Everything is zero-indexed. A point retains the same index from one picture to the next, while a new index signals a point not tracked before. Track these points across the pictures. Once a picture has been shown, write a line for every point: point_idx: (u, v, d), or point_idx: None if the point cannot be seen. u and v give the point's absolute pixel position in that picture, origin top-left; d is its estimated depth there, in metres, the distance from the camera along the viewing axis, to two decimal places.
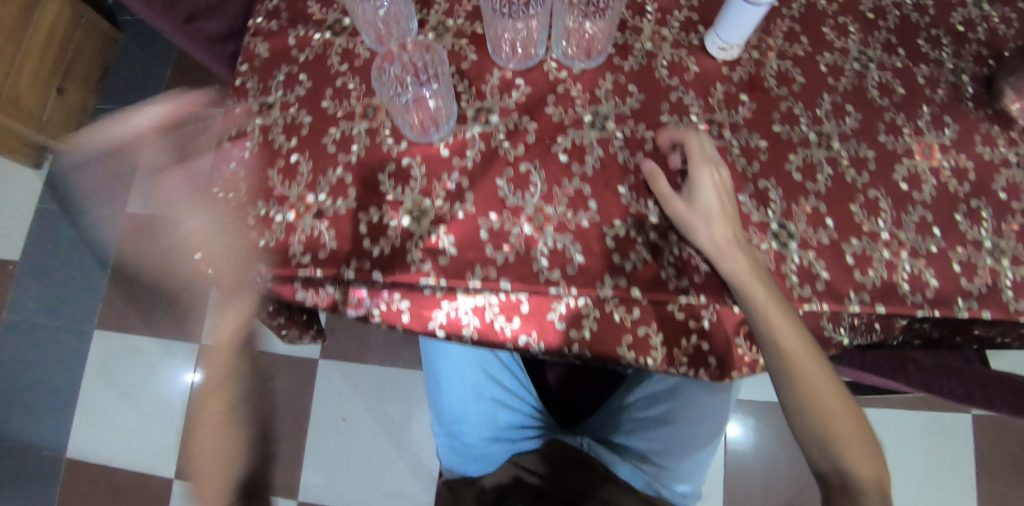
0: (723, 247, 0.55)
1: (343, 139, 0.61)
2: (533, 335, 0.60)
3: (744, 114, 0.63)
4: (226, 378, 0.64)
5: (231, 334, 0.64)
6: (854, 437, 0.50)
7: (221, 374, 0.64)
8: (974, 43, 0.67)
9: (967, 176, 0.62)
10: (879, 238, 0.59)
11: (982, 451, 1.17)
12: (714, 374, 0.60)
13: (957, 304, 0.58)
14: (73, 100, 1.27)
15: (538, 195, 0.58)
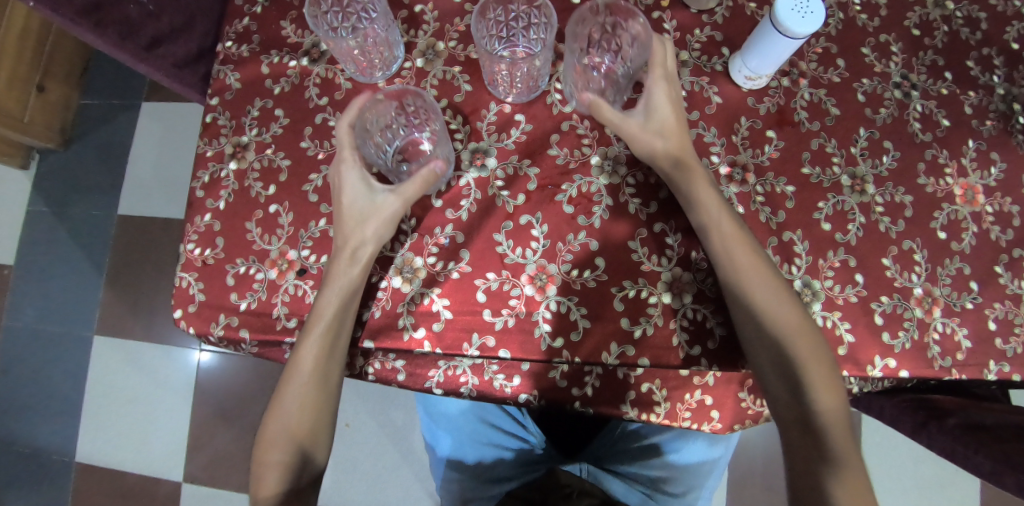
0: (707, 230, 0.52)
1: (342, 185, 0.54)
2: (535, 394, 0.56)
3: (770, 154, 0.57)
4: (309, 382, 0.53)
5: (322, 341, 0.51)
6: (832, 417, 0.51)
7: (307, 374, 0.53)
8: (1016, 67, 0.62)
9: (1011, 222, 0.59)
10: (911, 296, 0.56)
11: None
12: (717, 426, 0.58)
13: (988, 367, 0.56)
14: (55, 97, 1.22)
15: (540, 253, 0.53)
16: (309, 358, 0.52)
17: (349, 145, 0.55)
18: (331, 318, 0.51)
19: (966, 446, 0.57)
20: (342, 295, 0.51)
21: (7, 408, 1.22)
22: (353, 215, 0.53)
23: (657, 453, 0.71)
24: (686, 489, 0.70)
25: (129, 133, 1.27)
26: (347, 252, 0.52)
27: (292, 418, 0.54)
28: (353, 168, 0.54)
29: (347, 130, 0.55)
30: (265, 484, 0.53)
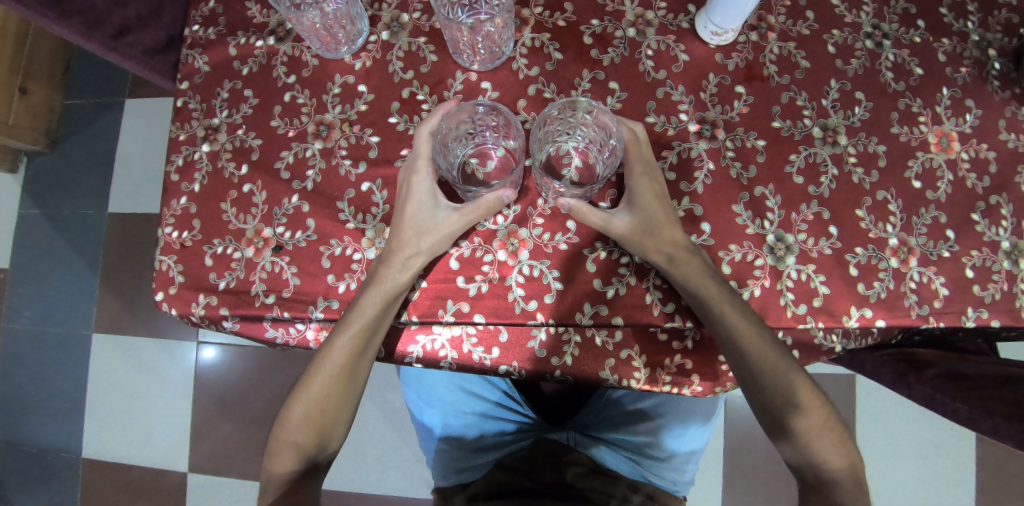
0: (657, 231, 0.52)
1: (410, 193, 0.54)
2: (515, 364, 0.56)
3: (739, 110, 0.57)
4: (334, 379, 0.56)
5: (355, 343, 0.53)
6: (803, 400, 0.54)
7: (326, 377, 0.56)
8: (991, 11, 0.61)
9: (988, 169, 0.58)
10: (886, 246, 0.56)
11: None
12: (697, 391, 0.56)
13: (965, 314, 0.56)
14: (38, 99, 1.22)
15: (511, 218, 0.53)
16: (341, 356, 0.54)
17: (424, 154, 0.54)
18: (365, 325, 0.52)
19: (944, 393, 0.57)
20: (379, 302, 0.52)
21: (12, 409, 1.24)
22: (413, 229, 0.52)
23: (641, 418, 0.72)
24: (670, 454, 0.71)
25: (114, 132, 1.27)
26: (392, 259, 0.52)
27: (309, 411, 0.56)
28: (424, 177, 0.53)
29: (432, 140, 0.53)
30: (281, 461, 0.56)
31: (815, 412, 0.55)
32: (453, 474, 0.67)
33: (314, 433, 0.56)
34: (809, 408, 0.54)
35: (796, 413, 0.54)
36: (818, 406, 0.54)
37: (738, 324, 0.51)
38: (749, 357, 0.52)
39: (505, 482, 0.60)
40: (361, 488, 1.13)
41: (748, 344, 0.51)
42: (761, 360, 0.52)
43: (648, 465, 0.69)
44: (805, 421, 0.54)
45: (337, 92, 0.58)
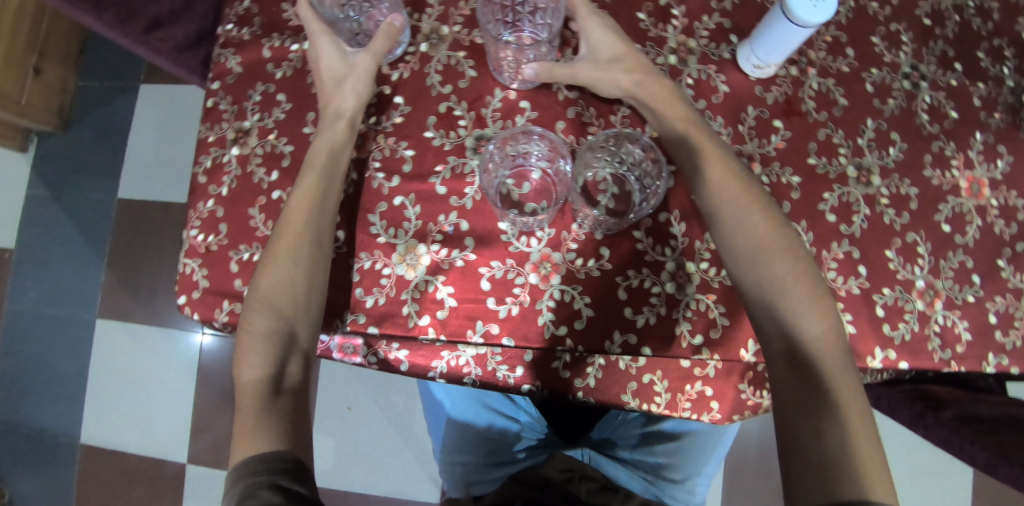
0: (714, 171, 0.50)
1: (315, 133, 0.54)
2: (537, 384, 0.57)
3: (776, 144, 0.57)
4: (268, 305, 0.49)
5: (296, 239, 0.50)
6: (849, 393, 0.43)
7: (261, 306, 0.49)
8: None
9: (1016, 216, 0.59)
10: (913, 288, 0.56)
11: None
12: (716, 417, 0.59)
13: (986, 359, 0.57)
14: (52, 79, 1.21)
15: (545, 241, 0.53)
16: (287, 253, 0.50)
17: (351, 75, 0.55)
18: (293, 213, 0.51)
19: (961, 437, 0.57)
20: (311, 197, 0.51)
21: (9, 390, 1.23)
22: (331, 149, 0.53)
23: (657, 440, 0.71)
24: (685, 476, 0.70)
25: (127, 116, 1.26)
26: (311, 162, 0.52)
27: (263, 320, 0.48)
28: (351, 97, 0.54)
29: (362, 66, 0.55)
30: (248, 368, 0.47)
31: (832, 354, 0.45)
32: (466, 486, 0.68)
33: (268, 352, 0.47)
34: (827, 344, 0.45)
35: (811, 342, 0.45)
36: (834, 349, 0.45)
37: (743, 206, 0.49)
38: (760, 251, 0.48)
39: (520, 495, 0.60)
40: (360, 487, 1.13)
41: (752, 228, 0.48)
42: (766, 254, 0.47)
43: (662, 486, 0.68)
44: (822, 357, 0.44)
45: (374, 102, 0.58)
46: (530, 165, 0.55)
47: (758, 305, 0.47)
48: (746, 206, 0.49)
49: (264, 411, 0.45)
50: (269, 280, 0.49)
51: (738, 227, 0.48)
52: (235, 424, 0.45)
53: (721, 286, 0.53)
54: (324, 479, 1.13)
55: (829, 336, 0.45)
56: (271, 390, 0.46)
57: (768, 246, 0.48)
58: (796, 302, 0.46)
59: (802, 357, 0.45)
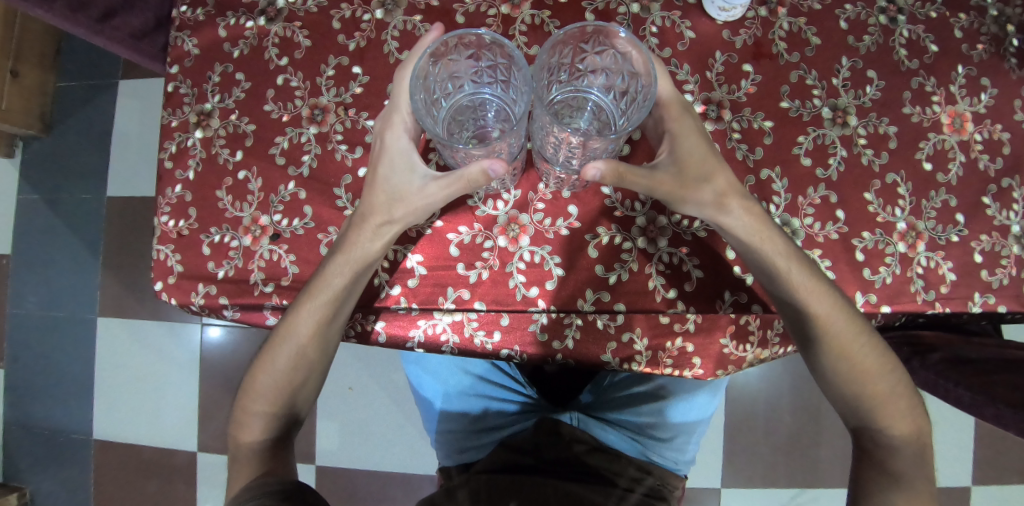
0: (731, 193, 0.48)
1: (384, 150, 0.50)
2: (516, 350, 0.54)
3: (746, 90, 0.55)
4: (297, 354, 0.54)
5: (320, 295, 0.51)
6: (881, 393, 0.52)
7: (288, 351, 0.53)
8: None
9: (1001, 151, 0.57)
10: (895, 231, 0.55)
11: None
12: (698, 373, 0.56)
13: (972, 299, 0.55)
14: (31, 81, 1.21)
15: (512, 203, 0.53)
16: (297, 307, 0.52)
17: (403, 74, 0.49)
18: (335, 269, 0.50)
19: (947, 379, 0.56)
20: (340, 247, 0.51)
21: (22, 392, 1.26)
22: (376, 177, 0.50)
23: (645, 401, 0.70)
24: (673, 434, 0.70)
25: (108, 114, 1.25)
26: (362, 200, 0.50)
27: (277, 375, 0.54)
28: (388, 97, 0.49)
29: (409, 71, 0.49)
30: (246, 433, 0.54)
31: (902, 420, 0.52)
32: (456, 454, 0.69)
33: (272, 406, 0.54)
34: (893, 409, 0.52)
35: (885, 415, 0.52)
36: (905, 417, 0.52)
37: (811, 294, 0.50)
38: (833, 341, 0.51)
39: (507, 461, 0.61)
40: (367, 464, 1.14)
41: (816, 305, 0.50)
42: (837, 343, 0.51)
43: (648, 443, 0.68)
44: (895, 428, 0.52)
45: (332, 74, 0.57)
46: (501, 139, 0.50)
47: (826, 379, 0.54)
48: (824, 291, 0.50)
49: (256, 453, 0.53)
50: (282, 335, 0.53)
51: (771, 263, 0.49)
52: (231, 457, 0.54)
53: (692, 239, 0.53)
54: (331, 459, 1.15)
55: (903, 410, 0.52)
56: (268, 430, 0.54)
57: (845, 336, 0.51)
58: (868, 385, 0.52)
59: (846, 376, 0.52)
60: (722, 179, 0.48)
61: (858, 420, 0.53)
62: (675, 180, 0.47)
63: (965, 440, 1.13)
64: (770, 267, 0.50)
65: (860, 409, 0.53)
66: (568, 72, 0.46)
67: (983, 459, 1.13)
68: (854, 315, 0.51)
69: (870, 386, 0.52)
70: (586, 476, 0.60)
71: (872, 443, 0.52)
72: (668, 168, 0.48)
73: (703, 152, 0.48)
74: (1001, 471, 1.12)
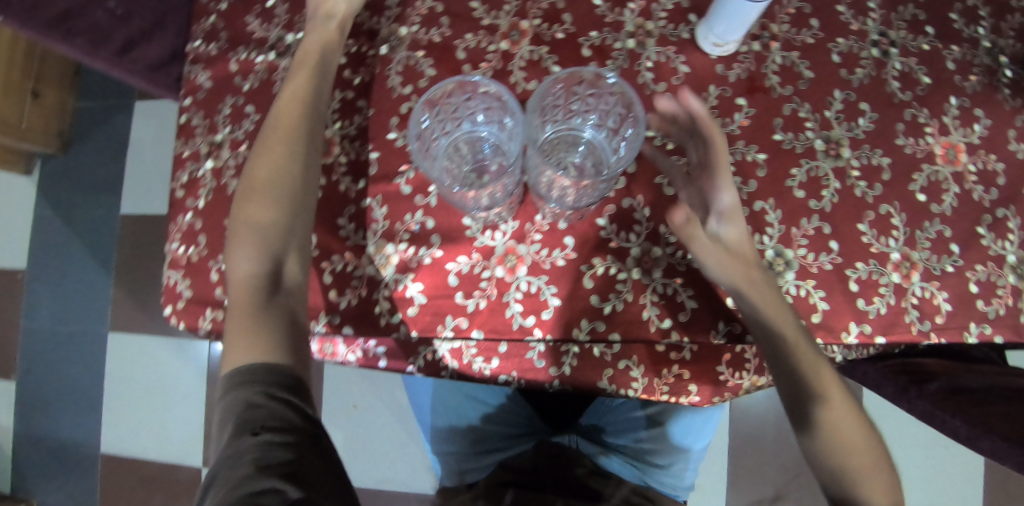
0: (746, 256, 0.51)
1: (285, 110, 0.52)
2: (513, 375, 0.59)
3: (740, 122, 0.56)
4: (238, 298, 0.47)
5: (266, 244, 0.48)
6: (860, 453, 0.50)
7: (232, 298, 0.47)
8: (1018, 14, 0.60)
9: (995, 182, 0.58)
10: (889, 261, 0.55)
11: None
12: (694, 400, 0.58)
13: (969, 329, 0.56)
14: (51, 103, 1.25)
15: (509, 234, 0.54)
16: (248, 251, 0.48)
17: (324, 58, 0.55)
18: (273, 207, 0.49)
19: (944, 410, 0.56)
20: (275, 178, 0.50)
21: (34, 405, 1.29)
22: (296, 140, 0.51)
23: (645, 425, 0.71)
24: (671, 461, 0.70)
25: (125, 134, 1.29)
26: (266, 160, 0.50)
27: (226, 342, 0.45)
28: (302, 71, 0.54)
29: (330, 58, 0.55)
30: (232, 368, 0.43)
31: (881, 490, 0.48)
32: (455, 476, 0.70)
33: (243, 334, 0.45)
34: (871, 477, 0.49)
35: (866, 484, 0.49)
36: (886, 489, 0.49)
37: (789, 328, 0.49)
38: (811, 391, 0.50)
39: (505, 481, 0.61)
40: (370, 481, 1.15)
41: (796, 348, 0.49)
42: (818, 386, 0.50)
43: (647, 470, 0.68)
44: (875, 498, 0.48)
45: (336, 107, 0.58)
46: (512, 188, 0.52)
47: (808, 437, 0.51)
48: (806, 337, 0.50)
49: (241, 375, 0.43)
50: (235, 301, 0.47)
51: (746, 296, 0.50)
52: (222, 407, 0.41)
53: (687, 269, 0.54)
54: None
55: (882, 480, 0.49)
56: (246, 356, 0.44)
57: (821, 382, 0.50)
58: (850, 453, 0.49)
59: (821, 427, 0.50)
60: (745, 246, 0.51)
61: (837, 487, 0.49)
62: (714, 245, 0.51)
63: (974, 465, 1.11)
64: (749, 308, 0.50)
65: (841, 474, 0.49)
66: (564, 113, 0.48)
67: (993, 484, 1.11)
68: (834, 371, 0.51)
69: (849, 445, 0.49)
70: (582, 492, 0.59)
71: None
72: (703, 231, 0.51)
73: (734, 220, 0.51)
74: (1011, 497, 1.10)
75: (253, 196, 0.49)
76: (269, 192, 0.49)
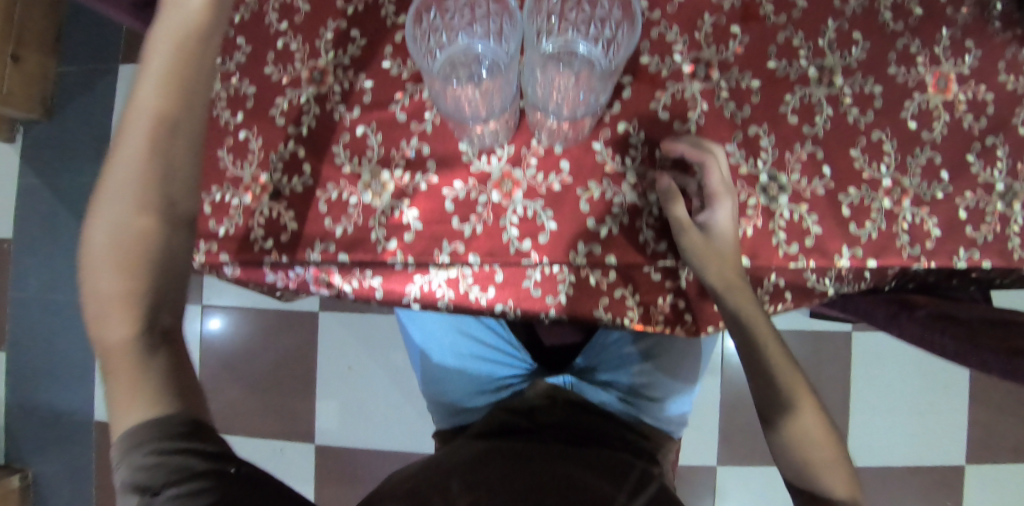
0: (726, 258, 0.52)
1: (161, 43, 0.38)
2: (510, 304, 0.55)
3: (734, 50, 0.56)
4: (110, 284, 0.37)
5: (143, 232, 0.37)
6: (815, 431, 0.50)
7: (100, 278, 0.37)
8: None
9: (985, 111, 0.58)
10: (880, 187, 0.56)
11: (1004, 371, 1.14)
12: (691, 330, 0.57)
13: (957, 253, 0.56)
14: (32, 66, 1.22)
15: (505, 159, 0.54)
16: (118, 308, 0.36)
17: (197, 37, 0.39)
18: (145, 175, 0.37)
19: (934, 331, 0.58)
20: (147, 140, 0.37)
21: (23, 373, 1.27)
22: (161, 156, 0.37)
23: (639, 359, 0.71)
24: (665, 395, 0.70)
25: (110, 98, 1.27)
26: (124, 188, 0.37)
27: (114, 395, 0.38)
28: (165, 51, 0.38)
29: (211, 41, 0.40)
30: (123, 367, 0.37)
31: (848, 488, 0.49)
32: (452, 416, 0.72)
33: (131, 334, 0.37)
34: (836, 469, 0.49)
35: (824, 473, 0.49)
36: (849, 482, 0.49)
37: (751, 316, 0.51)
38: (763, 360, 0.51)
39: (503, 420, 0.65)
40: (367, 442, 1.16)
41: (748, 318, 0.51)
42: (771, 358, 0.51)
43: (640, 405, 0.70)
44: (835, 489, 0.49)
45: (330, 36, 0.58)
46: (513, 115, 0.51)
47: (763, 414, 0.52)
48: (740, 285, 0.52)
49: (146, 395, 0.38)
50: (108, 360, 0.38)
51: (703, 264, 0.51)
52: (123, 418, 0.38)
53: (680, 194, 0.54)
54: (331, 438, 1.17)
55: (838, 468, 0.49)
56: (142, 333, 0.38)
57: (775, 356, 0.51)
58: (809, 435, 0.50)
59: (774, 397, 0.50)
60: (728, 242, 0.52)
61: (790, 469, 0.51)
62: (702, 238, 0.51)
63: (960, 420, 1.14)
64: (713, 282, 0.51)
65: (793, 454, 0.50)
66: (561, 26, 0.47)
67: (977, 438, 1.13)
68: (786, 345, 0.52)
69: (812, 426, 0.49)
70: (575, 437, 0.62)
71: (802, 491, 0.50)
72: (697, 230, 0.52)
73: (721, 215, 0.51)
74: (994, 451, 1.13)
75: (119, 228, 0.36)
76: (139, 166, 0.37)
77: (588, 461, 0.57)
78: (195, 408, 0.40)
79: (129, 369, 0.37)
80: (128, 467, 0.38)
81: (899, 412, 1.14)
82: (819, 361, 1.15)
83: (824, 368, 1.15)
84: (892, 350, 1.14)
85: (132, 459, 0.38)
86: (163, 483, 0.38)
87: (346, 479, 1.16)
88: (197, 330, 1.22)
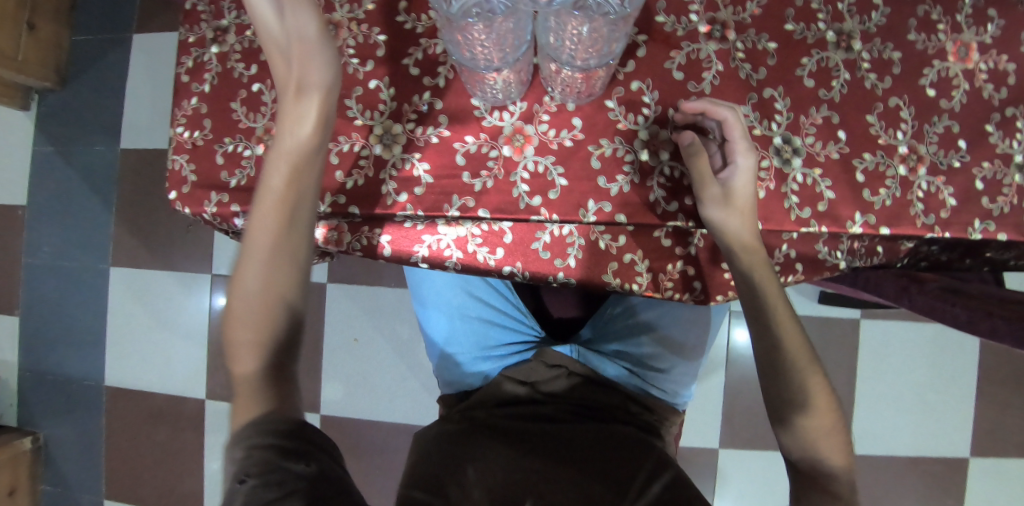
0: (741, 220, 0.51)
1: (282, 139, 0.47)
2: (518, 266, 0.57)
3: (751, 11, 0.55)
4: (259, 297, 0.45)
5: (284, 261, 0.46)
6: (823, 408, 0.51)
7: (249, 296, 0.45)
8: None
9: (1006, 80, 0.57)
10: (895, 154, 0.56)
11: (1013, 362, 1.12)
12: (699, 297, 0.58)
13: (973, 225, 0.56)
14: (46, 35, 1.24)
15: (517, 115, 0.54)
16: (251, 343, 0.45)
17: (310, 153, 0.48)
18: (279, 224, 0.46)
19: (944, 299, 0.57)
20: (280, 205, 0.47)
21: (38, 339, 1.29)
22: (290, 226, 0.47)
23: (642, 330, 0.71)
24: (671, 365, 0.70)
25: (122, 68, 1.28)
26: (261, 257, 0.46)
27: (234, 408, 0.45)
28: (280, 167, 0.47)
29: (315, 151, 0.48)
30: (243, 362, 0.45)
31: (840, 454, 0.51)
32: (458, 382, 0.71)
33: (264, 347, 0.45)
34: (831, 438, 0.51)
35: (823, 447, 0.50)
36: (842, 449, 0.51)
37: (768, 284, 0.52)
38: (770, 323, 0.51)
39: (513, 391, 0.66)
40: (371, 414, 1.17)
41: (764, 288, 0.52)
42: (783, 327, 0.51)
43: (647, 375, 0.69)
44: (831, 460, 0.50)
45: None
46: (523, 75, 0.50)
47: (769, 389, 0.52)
48: (756, 247, 0.52)
49: (264, 399, 0.45)
50: (238, 391, 0.45)
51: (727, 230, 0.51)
52: (237, 417, 0.44)
53: None
54: (337, 409, 1.18)
55: (837, 443, 0.51)
56: (270, 356, 0.45)
57: (788, 329, 0.51)
58: (819, 414, 0.51)
59: (780, 368, 0.51)
60: (744, 207, 0.51)
61: (787, 439, 0.52)
62: (720, 195, 0.51)
63: (968, 411, 1.12)
64: (731, 247, 0.52)
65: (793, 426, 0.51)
66: None
67: (985, 431, 1.12)
68: (797, 316, 0.53)
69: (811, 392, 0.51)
70: (583, 414, 0.64)
71: (795, 461, 0.52)
72: (717, 188, 0.51)
73: (741, 176, 0.51)
74: (1001, 443, 1.12)
75: (260, 282, 0.45)
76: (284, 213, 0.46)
77: (597, 447, 0.58)
78: (292, 407, 0.46)
79: (251, 394, 0.44)
80: (229, 456, 0.43)
81: (905, 402, 1.13)
82: (827, 347, 1.14)
83: (831, 354, 1.14)
84: (901, 338, 1.13)
85: (235, 450, 0.43)
86: (247, 472, 0.42)
87: (350, 450, 1.17)
88: (206, 305, 1.24)
